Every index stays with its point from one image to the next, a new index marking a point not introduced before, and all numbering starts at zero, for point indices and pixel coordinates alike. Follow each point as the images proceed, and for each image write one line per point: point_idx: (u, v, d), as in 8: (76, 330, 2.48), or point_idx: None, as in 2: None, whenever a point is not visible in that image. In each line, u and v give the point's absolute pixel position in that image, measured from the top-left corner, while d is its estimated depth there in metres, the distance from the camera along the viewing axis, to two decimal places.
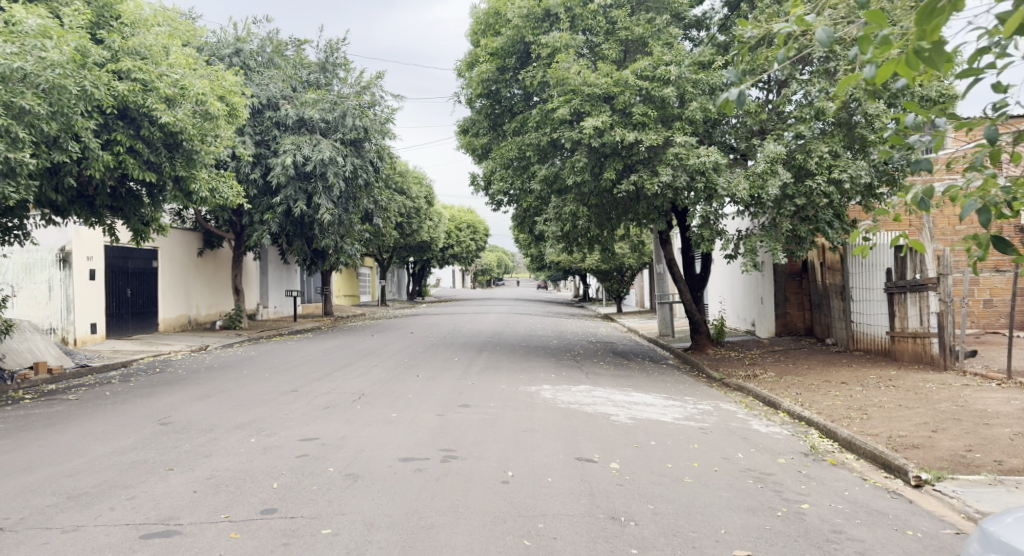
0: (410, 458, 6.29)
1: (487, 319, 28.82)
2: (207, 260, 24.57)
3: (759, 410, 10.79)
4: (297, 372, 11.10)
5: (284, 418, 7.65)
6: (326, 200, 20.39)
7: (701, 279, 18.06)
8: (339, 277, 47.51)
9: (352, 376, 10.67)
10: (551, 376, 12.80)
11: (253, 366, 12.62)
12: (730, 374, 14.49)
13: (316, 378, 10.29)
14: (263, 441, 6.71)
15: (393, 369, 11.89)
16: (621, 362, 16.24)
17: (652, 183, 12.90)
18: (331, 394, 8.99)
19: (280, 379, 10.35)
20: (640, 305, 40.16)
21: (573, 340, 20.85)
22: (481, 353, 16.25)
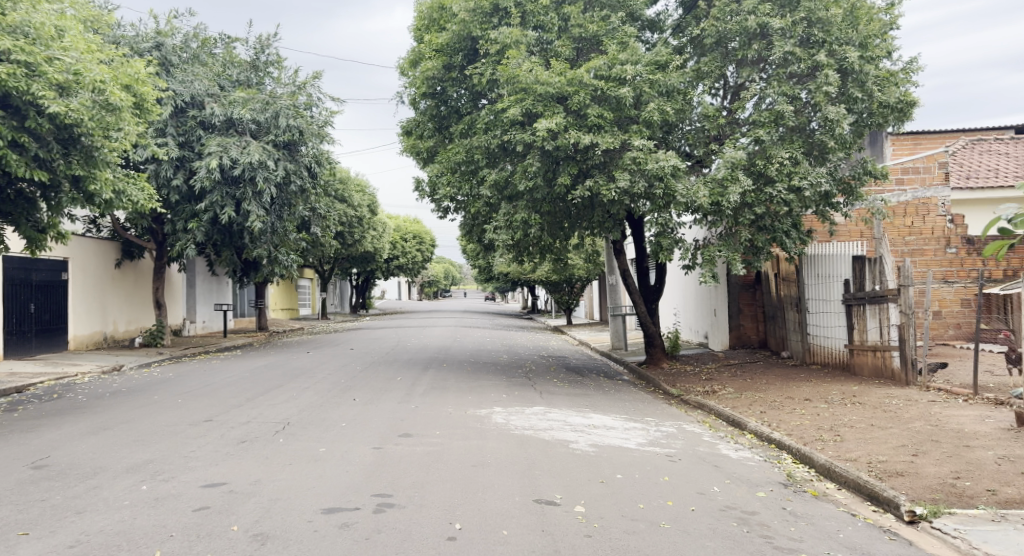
0: (336, 509, 5.35)
1: (433, 333, 27.81)
2: (121, 273, 24.10)
3: (726, 431, 10.17)
4: (212, 400, 10.04)
5: (185, 458, 6.63)
6: (257, 207, 19.55)
7: (655, 290, 17.51)
8: (277, 289, 46.02)
9: (275, 404, 9.66)
10: (502, 396, 12.00)
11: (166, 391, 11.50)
12: (688, 391, 13.90)
13: (233, 409, 9.25)
14: (155, 489, 5.70)
15: (324, 395, 10.89)
16: (574, 378, 15.53)
17: (608, 190, 12.39)
18: (247, 428, 7.99)
19: (190, 409, 9.28)
20: (589, 316, 39.64)
21: (522, 355, 20.12)
22: (424, 372, 15.36)
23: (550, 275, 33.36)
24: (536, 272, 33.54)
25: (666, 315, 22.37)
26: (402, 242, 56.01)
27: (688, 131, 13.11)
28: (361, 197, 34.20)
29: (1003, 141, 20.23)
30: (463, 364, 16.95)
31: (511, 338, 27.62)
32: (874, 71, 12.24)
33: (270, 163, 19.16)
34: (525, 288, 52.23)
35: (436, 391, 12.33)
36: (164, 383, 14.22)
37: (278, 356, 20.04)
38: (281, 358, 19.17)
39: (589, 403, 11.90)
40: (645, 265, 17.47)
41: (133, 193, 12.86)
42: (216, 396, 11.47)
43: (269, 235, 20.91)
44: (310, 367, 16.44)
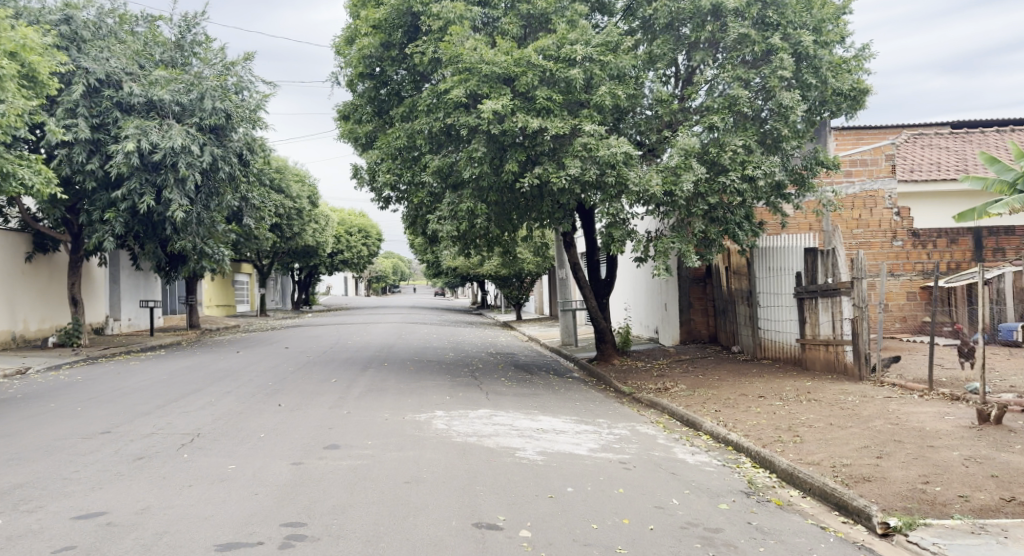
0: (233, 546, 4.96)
1: (378, 330, 26.94)
2: (36, 268, 26.23)
3: (683, 432, 9.74)
4: (119, 415, 9.26)
5: (64, 495, 5.92)
6: (179, 195, 20.08)
7: (606, 284, 17.09)
8: (214, 285, 44.64)
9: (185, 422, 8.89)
10: (445, 398, 11.39)
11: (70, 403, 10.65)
12: (641, 389, 13.54)
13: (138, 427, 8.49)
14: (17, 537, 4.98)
15: (246, 407, 10.14)
16: (524, 376, 15.05)
17: (559, 178, 12.05)
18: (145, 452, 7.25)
19: (88, 427, 8.51)
20: (538, 311, 39.20)
21: (469, 353, 19.54)
22: (364, 372, 14.66)
23: (498, 269, 32.78)
24: (483, 267, 32.92)
25: (616, 310, 21.98)
26: (347, 236, 54.84)
27: (645, 113, 12.71)
28: (302, 189, 33.11)
29: (944, 135, 19.95)
30: (406, 363, 16.30)
31: (457, 334, 26.96)
32: (827, 57, 11.91)
33: (193, 149, 19.68)
34: (473, 283, 51.60)
35: (375, 394, 11.67)
36: (82, 388, 13.28)
37: (211, 357, 19.10)
38: (213, 359, 18.23)
39: (540, 403, 11.38)
40: (595, 259, 17.02)
41: (21, 174, 12.12)
42: (135, 406, 10.62)
43: (195, 226, 21.26)
44: (243, 369, 15.60)
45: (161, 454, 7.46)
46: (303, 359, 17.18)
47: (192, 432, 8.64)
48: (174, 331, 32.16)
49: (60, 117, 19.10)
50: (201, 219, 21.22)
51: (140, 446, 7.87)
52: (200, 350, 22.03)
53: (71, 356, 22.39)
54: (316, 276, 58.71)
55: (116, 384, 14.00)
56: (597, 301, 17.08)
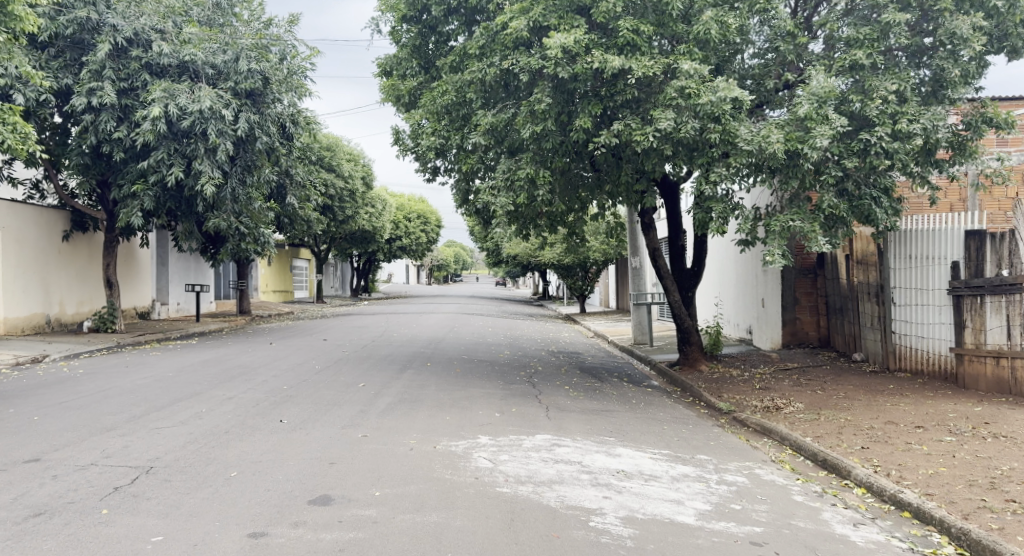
0: None
1: (430, 321, 24.71)
2: (76, 249, 24.07)
3: (821, 480, 7.02)
4: (57, 441, 6.97)
5: None
6: (211, 166, 17.73)
7: (693, 275, 14.29)
8: (268, 270, 43.19)
9: (136, 453, 6.55)
10: (493, 417, 8.85)
11: (22, 415, 8.41)
12: (743, 407, 10.77)
13: (65, 464, 6.17)
14: None
15: (234, 427, 7.78)
16: (596, 383, 12.42)
17: (645, 133, 9.35)
18: (37, 516, 4.90)
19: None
20: (605, 304, 36.62)
21: (528, 351, 16.98)
22: (402, 374, 12.23)
23: (562, 256, 30.16)
24: (545, 254, 30.33)
25: (703, 308, 19.08)
26: (405, 222, 52.82)
27: (747, 62, 10.27)
28: (355, 168, 31.07)
29: None
30: (455, 362, 13.85)
31: (516, 328, 24.45)
32: None
33: (226, 115, 17.34)
34: (535, 272, 49.09)
35: (406, 407, 9.19)
36: (68, 386, 11.15)
37: (240, 349, 16.98)
38: (240, 352, 16.10)
39: (617, 427, 8.76)
40: (682, 246, 14.19)
41: None
42: (100, 417, 8.33)
43: (231, 202, 18.96)
44: (265, 365, 13.33)
45: (69, 509, 5.08)
46: (337, 355, 14.89)
47: (142, 464, 6.24)
48: (220, 317, 30.46)
49: (84, 80, 17.07)
50: (236, 194, 18.91)
51: (53, 488, 5.52)
52: (234, 340, 20.03)
53: (99, 341, 20.59)
54: (375, 263, 56.93)
55: (110, 380, 11.82)
56: (682, 294, 14.30)
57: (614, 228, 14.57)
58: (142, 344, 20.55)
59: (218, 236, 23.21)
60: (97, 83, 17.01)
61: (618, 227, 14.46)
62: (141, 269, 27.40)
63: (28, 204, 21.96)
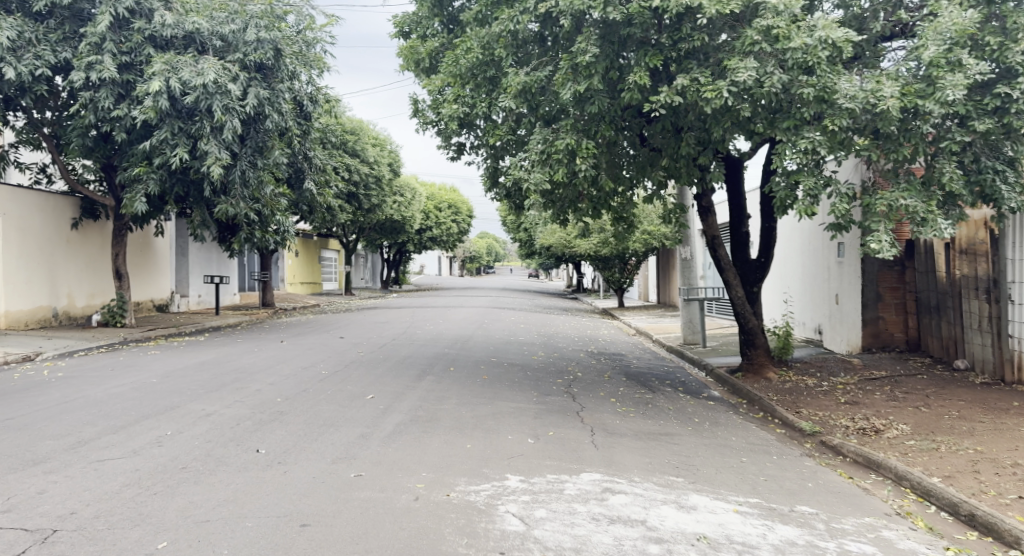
0: None
1: (458, 317, 23.03)
2: (87, 236, 22.14)
3: (978, 550, 5.16)
4: None
5: None
6: (218, 146, 15.72)
7: (756, 267, 12.41)
8: (296, 262, 41.79)
9: (47, 507, 4.90)
10: (525, 445, 7.07)
11: None
12: (832, 431, 8.90)
13: None
14: None
15: (194, 459, 6.10)
16: (649, 395, 10.61)
17: (716, 85, 7.62)
18: None
19: None
20: (644, 298, 34.61)
21: (566, 352, 15.15)
22: (420, 380, 10.49)
23: (599, 247, 28.18)
24: (582, 244, 28.40)
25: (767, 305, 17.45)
26: (436, 212, 51.14)
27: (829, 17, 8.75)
28: (381, 154, 29.39)
29: None
30: (483, 367, 12.10)
31: (551, 323, 22.65)
32: None
33: (234, 89, 15.36)
34: (570, 264, 47.11)
35: (419, 429, 7.45)
36: (33, 392, 9.57)
37: (247, 346, 15.38)
38: (245, 350, 14.50)
39: (683, 460, 6.94)
40: (746, 237, 12.45)
41: None
42: (37, 441, 6.67)
43: (241, 186, 17.03)
44: (266, 366, 11.66)
45: None
46: (351, 355, 13.19)
47: (44, 528, 4.59)
48: (240, 309, 29.02)
49: (81, 53, 15.13)
50: (247, 177, 17.03)
51: None
52: (246, 335, 18.47)
53: (103, 334, 19.12)
54: (405, 254, 55.36)
55: (84, 383, 10.23)
56: (745, 290, 12.47)
57: (669, 213, 12.54)
58: (148, 337, 18.99)
59: (230, 225, 21.53)
60: (93, 56, 15.09)
61: (675, 212, 12.39)
62: (162, 260, 25.88)
63: (32, 189, 20.11)
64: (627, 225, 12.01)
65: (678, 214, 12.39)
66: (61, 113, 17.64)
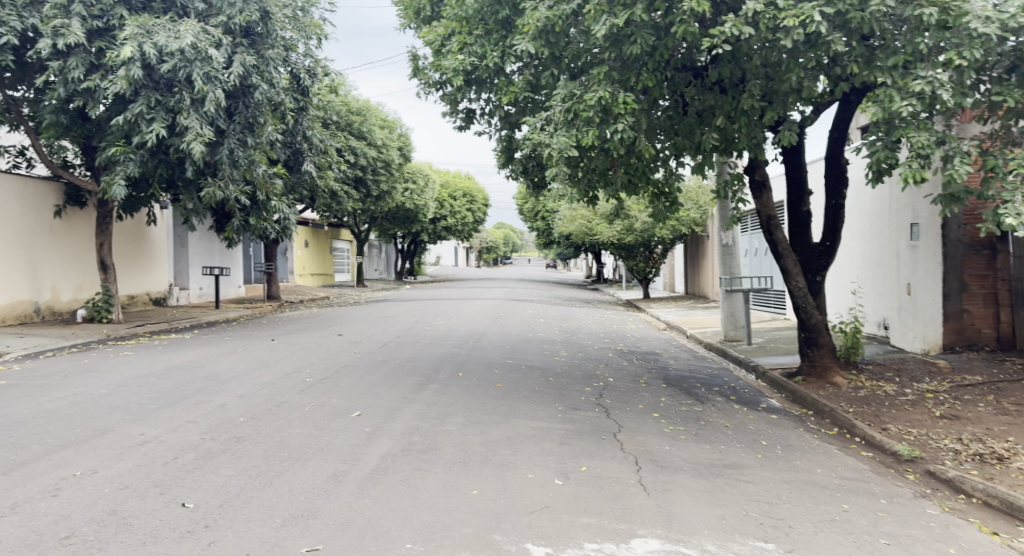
0: None
1: (473, 311, 21.25)
2: (72, 224, 20.38)
3: None
4: None
5: None
6: (200, 120, 13.88)
7: (821, 254, 10.65)
8: (305, 252, 40.09)
9: None
10: (551, 489, 5.27)
11: None
12: (937, 457, 7.12)
13: None
14: None
15: (90, 523, 4.35)
16: (699, 407, 8.84)
17: (803, 7, 6.36)
18: None
19: None
20: (670, 289, 32.65)
21: (593, 351, 13.31)
22: (422, 389, 8.70)
23: (624, 234, 26.27)
24: (605, 231, 26.50)
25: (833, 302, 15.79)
26: (450, 200, 49.36)
27: None
28: (390, 137, 27.58)
29: None
30: (499, 372, 10.29)
31: (574, 317, 20.80)
32: None
33: (215, 54, 13.51)
34: (590, 253, 45.22)
35: (411, 464, 5.66)
36: None
37: (234, 344, 13.66)
38: (229, 349, 12.79)
39: (766, 514, 5.15)
40: (807, 217, 10.70)
41: None
42: None
43: (230, 166, 15.18)
44: (243, 369, 9.89)
45: None
46: (346, 356, 11.41)
47: None
48: (242, 302, 27.34)
49: (45, 16, 13.34)
50: (236, 157, 15.12)
51: None
52: (237, 332, 16.77)
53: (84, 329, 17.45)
54: (419, 244, 53.62)
55: (21, 391, 8.52)
56: (808, 280, 10.74)
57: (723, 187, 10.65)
58: (134, 333, 17.30)
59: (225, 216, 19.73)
60: (59, 20, 13.34)
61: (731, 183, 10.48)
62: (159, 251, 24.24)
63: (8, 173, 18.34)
64: (668, 203, 10.15)
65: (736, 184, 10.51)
66: (33, 87, 15.88)
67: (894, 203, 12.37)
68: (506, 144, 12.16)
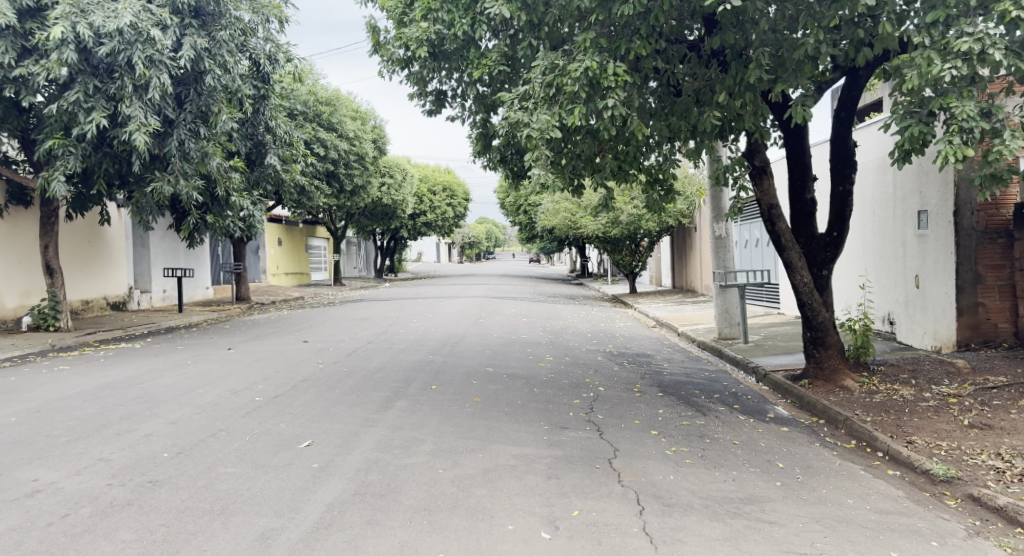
0: None
1: (452, 311, 20.21)
2: (20, 226, 19.10)
3: None
4: None
5: None
6: (144, 109, 12.78)
7: (829, 245, 9.70)
8: (280, 251, 38.84)
9: None
10: (535, 549, 4.25)
11: None
12: (978, 478, 6.14)
13: None
14: None
15: None
16: (701, 419, 7.86)
17: None
18: None
19: None
20: (657, 283, 31.73)
21: (580, 355, 12.31)
22: (388, 407, 7.64)
23: (609, 227, 25.28)
24: (589, 225, 25.52)
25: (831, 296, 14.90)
26: (430, 195, 48.21)
27: None
28: (363, 130, 26.43)
29: None
30: (477, 383, 9.24)
31: (558, 315, 19.81)
32: None
33: (159, 35, 12.44)
34: (573, 246, 44.25)
35: (362, 517, 4.62)
36: None
37: (188, 354, 12.53)
38: (181, 360, 11.66)
39: None
40: (812, 207, 9.76)
41: None
42: None
43: (180, 159, 14.12)
44: (188, 386, 8.78)
45: None
46: (308, 367, 10.32)
47: None
48: (210, 305, 26.09)
49: None
50: (186, 149, 14.08)
51: None
52: (197, 339, 15.62)
53: (32, 338, 16.22)
54: (399, 241, 52.43)
55: None
56: (813, 275, 9.78)
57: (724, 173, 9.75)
58: (86, 341, 16.09)
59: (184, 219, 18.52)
60: None
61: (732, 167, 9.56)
62: (118, 254, 23.01)
63: None
64: (663, 190, 9.27)
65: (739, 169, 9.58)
66: None
67: (899, 188, 11.47)
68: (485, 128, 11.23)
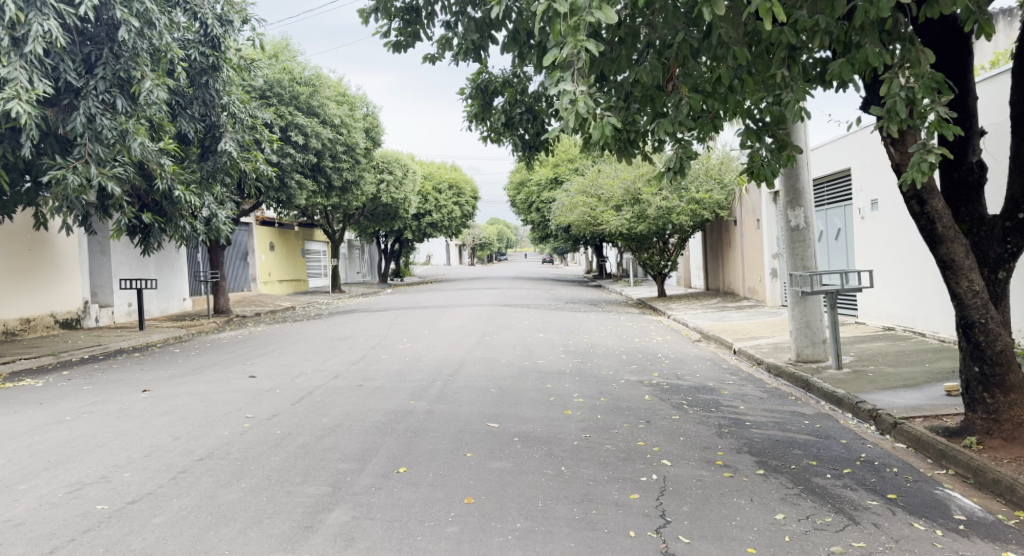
0: None
1: (454, 324, 16.96)
2: None
3: None
4: None
5: None
6: (26, 70, 9.60)
7: (1009, 232, 6.36)
8: (273, 256, 35.72)
9: None
10: None
11: None
12: None
13: None
14: None
15: None
16: (856, 539, 4.58)
17: None
18: None
19: None
20: (686, 284, 28.50)
21: (619, 392, 9.04)
22: (311, 533, 4.41)
23: (633, 222, 22.06)
24: (611, 220, 22.20)
25: (939, 306, 11.51)
26: (435, 193, 45.01)
27: None
28: (353, 116, 23.27)
29: None
30: (472, 458, 6.01)
31: (580, 327, 16.50)
32: None
33: None
34: (589, 245, 41.02)
35: None
36: None
37: (90, 396, 9.33)
38: (70, 407, 8.49)
39: None
40: (978, 173, 6.40)
41: None
42: None
43: (91, 141, 10.92)
44: (12, 475, 5.54)
45: None
46: (232, 424, 7.14)
47: None
48: (180, 320, 22.89)
49: None
50: (101, 128, 10.88)
51: None
52: (128, 367, 12.43)
53: None
54: (405, 244, 49.22)
55: None
56: (983, 279, 6.44)
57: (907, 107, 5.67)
58: None
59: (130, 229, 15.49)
60: None
61: (919, 95, 5.51)
62: (66, 263, 19.88)
63: None
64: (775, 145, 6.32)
65: (931, 97, 5.52)
66: None
67: None
68: (507, 75, 8.40)
